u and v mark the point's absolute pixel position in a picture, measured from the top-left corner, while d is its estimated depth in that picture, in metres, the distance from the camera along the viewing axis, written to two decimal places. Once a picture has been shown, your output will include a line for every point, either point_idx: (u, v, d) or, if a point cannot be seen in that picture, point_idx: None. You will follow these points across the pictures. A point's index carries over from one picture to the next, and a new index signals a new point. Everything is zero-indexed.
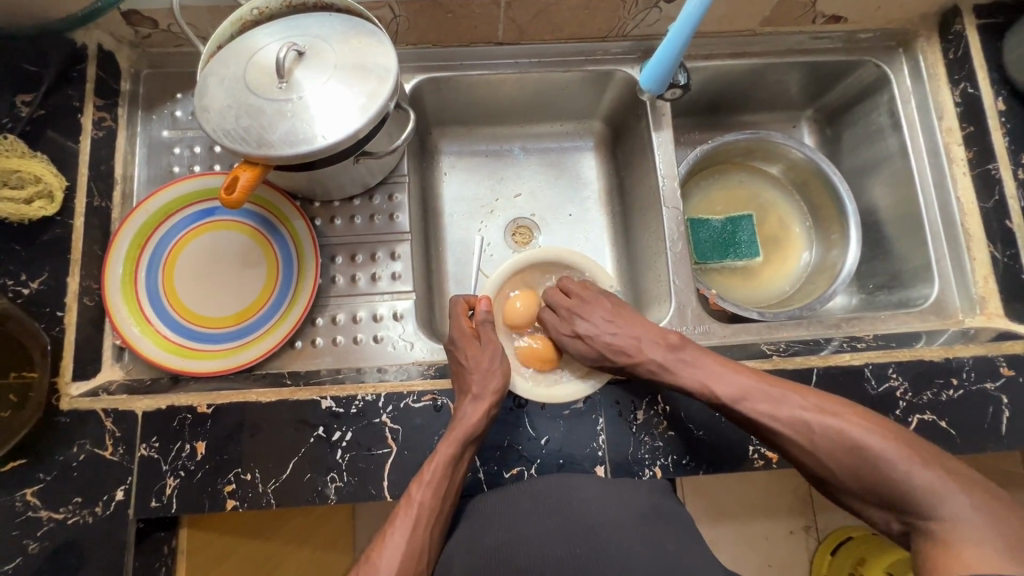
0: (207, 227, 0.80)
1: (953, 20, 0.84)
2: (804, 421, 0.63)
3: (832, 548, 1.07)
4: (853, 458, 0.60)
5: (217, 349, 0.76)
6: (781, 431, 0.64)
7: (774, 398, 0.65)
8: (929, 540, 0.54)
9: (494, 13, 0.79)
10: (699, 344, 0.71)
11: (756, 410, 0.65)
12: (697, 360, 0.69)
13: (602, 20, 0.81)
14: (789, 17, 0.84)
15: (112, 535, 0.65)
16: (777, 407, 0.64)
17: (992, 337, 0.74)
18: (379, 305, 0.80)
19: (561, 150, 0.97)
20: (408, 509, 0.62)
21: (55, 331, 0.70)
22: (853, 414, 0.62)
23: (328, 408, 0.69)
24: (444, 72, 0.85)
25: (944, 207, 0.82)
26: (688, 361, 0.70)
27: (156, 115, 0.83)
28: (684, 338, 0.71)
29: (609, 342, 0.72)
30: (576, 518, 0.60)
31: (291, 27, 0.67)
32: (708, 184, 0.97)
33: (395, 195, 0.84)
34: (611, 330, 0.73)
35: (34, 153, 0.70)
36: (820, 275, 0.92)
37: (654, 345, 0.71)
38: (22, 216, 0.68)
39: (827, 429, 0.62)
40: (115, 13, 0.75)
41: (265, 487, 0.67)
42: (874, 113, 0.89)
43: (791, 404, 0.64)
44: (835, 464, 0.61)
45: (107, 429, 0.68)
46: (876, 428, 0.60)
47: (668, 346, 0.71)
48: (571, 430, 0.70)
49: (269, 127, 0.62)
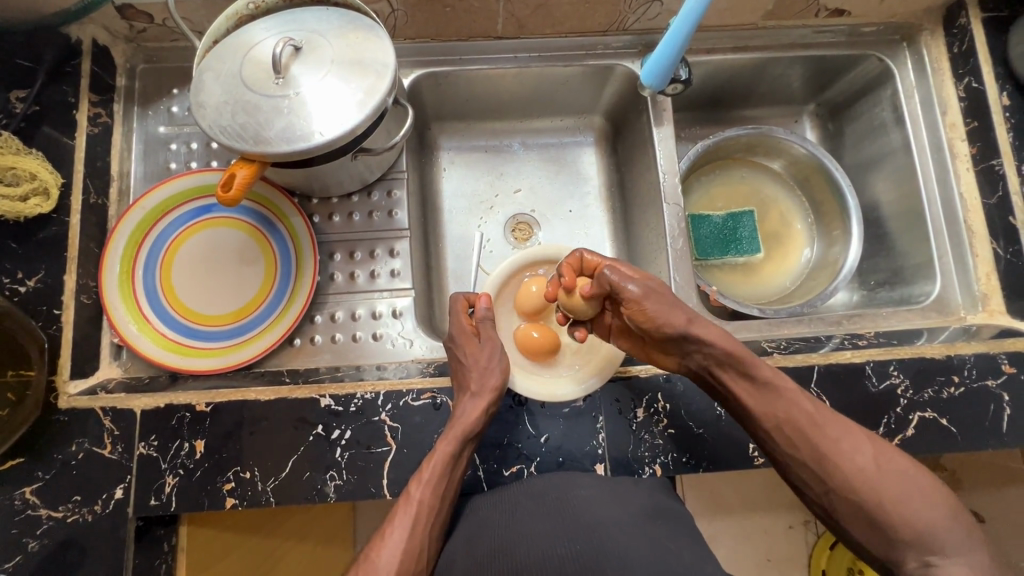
0: (205, 223, 0.79)
1: (958, 14, 0.83)
2: (824, 450, 0.60)
3: (832, 542, 1.06)
4: (869, 483, 0.57)
5: (215, 347, 0.76)
6: (787, 454, 0.62)
7: (801, 421, 0.62)
8: (923, 557, 0.53)
9: (494, 8, 0.78)
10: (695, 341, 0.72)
11: (784, 415, 0.62)
12: (757, 362, 0.64)
13: (603, 14, 0.80)
14: (791, 11, 0.83)
15: (112, 534, 0.65)
16: (810, 426, 0.61)
17: (993, 335, 0.74)
18: (378, 302, 0.80)
19: (561, 146, 0.96)
20: (407, 506, 0.61)
21: (52, 330, 0.70)
22: (867, 439, 0.61)
23: (328, 407, 0.69)
24: (443, 67, 0.84)
25: (946, 203, 0.82)
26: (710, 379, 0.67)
27: (151, 111, 0.83)
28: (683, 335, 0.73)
29: (689, 325, 0.67)
30: (576, 519, 0.59)
31: (288, 22, 0.67)
32: (709, 179, 0.96)
33: (394, 191, 0.84)
34: (688, 313, 0.68)
35: (28, 150, 0.70)
36: (821, 271, 0.91)
37: (729, 337, 0.66)
38: (17, 213, 0.68)
39: (844, 457, 0.59)
40: (109, 7, 0.74)
41: (264, 486, 0.67)
42: (876, 108, 0.89)
43: (819, 424, 0.61)
44: (844, 492, 0.58)
45: (105, 427, 0.67)
46: (887, 457, 0.59)
47: (721, 331, 0.67)
48: (571, 428, 0.70)
49: (266, 124, 0.61)
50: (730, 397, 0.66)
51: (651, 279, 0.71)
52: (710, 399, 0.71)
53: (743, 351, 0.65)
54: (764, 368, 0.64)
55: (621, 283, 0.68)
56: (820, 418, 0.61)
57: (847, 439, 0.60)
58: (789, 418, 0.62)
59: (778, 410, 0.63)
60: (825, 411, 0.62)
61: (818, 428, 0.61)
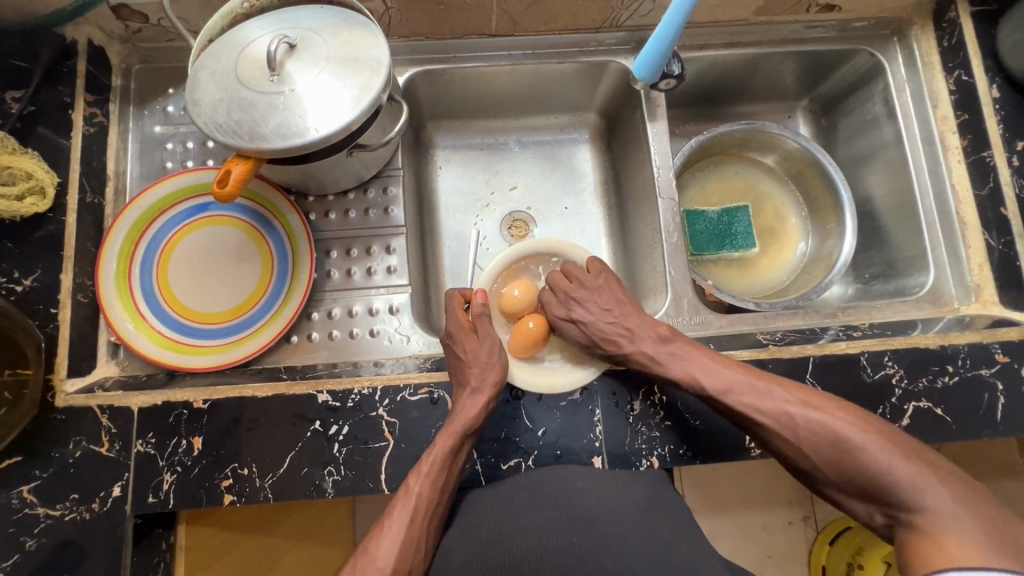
0: (201, 221, 0.79)
1: (947, 8, 0.83)
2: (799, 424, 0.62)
3: (832, 537, 1.08)
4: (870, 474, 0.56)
5: (211, 344, 0.76)
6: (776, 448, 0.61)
7: (763, 396, 0.65)
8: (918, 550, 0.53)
9: (488, 6, 0.79)
10: (678, 336, 0.71)
11: (752, 408, 0.64)
12: (674, 361, 0.69)
13: (596, 10, 0.81)
14: (782, 7, 0.83)
15: (109, 531, 0.65)
16: (762, 399, 0.64)
17: (987, 324, 0.74)
18: (375, 299, 0.80)
19: (557, 143, 0.97)
20: (406, 500, 0.62)
21: (49, 328, 0.70)
22: (834, 407, 0.63)
23: (325, 402, 0.69)
24: (437, 65, 0.85)
25: (938, 195, 0.82)
26: (664, 359, 0.69)
27: (147, 111, 0.83)
28: (676, 335, 0.71)
29: (601, 332, 0.73)
30: (573, 511, 0.59)
31: (282, 20, 0.67)
32: (704, 175, 0.97)
33: (390, 188, 0.84)
34: (629, 327, 0.73)
35: (24, 150, 0.70)
36: (817, 264, 0.92)
37: (649, 343, 0.71)
38: (14, 212, 0.68)
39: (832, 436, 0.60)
40: (104, 7, 0.74)
41: (262, 482, 0.67)
42: (869, 102, 0.89)
43: (775, 397, 0.64)
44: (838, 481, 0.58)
45: (103, 426, 0.67)
46: (861, 426, 0.60)
47: (659, 337, 0.71)
48: (568, 420, 0.70)
49: (260, 120, 0.62)
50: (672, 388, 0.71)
51: (599, 289, 0.77)
52: None
53: (662, 354, 0.70)
54: (687, 364, 0.68)
55: (560, 308, 0.76)
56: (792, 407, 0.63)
57: (817, 418, 0.62)
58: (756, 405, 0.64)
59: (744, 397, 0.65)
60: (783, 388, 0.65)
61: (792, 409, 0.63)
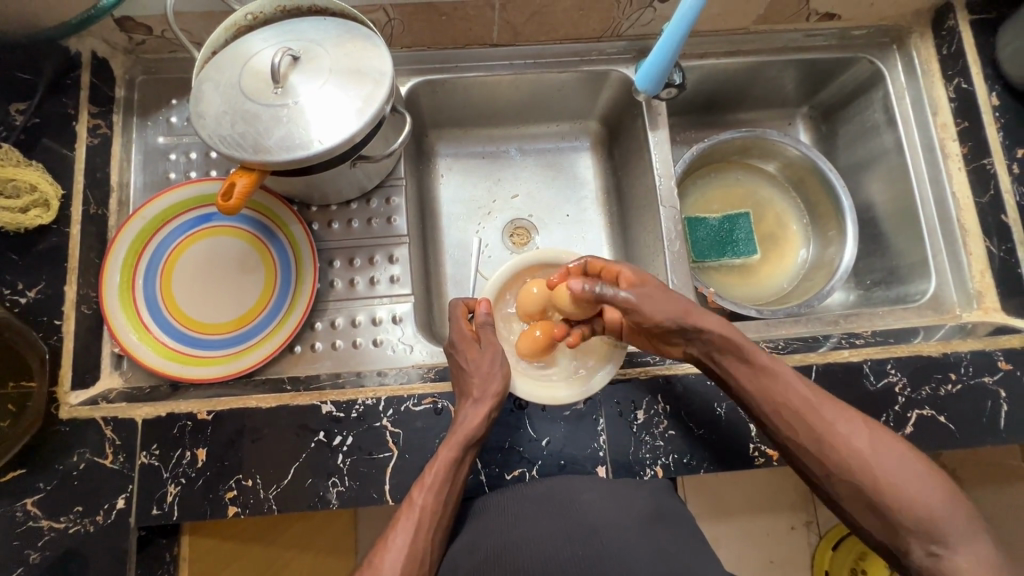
0: (205, 232, 0.80)
1: (945, 16, 0.84)
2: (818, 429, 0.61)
3: (834, 543, 1.07)
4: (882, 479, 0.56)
5: (214, 356, 0.76)
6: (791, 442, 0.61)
7: (790, 393, 0.63)
8: (928, 553, 0.53)
9: (490, 17, 0.79)
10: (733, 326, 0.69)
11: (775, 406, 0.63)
12: (755, 347, 0.66)
13: (597, 21, 0.81)
14: (782, 16, 0.84)
15: (113, 543, 0.65)
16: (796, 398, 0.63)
17: (989, 331, 0.75)
18: (378, 308, 0.80)
19: (558, 150, 0.97)
20: (410, 512, 0.61)
21: (53, 340, 0.70)
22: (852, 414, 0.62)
23: (329, 413, 0.69)
24: (440, 75, 0.85)
25: (939, 202, 0.83)
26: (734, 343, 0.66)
27: (151, 122, 0.83)
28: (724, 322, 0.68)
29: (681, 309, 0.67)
30: (578, 521, 0.59)
31: (285, 32, 0.67)
32: (705, 182, 0.97)
33: (392, 199, 0.85)
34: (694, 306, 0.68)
35: (29, 162, 0.72)
36: (819, 271, 0.92)
37: (726, 325, 0.67)
38: (16, 224, 0.69)
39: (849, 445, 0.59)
40: (108, 20, 0.74)
41: (267, 493, 0.67)
42: (868, 110, 0.90)
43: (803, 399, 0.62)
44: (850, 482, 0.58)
45: (107, 437, 0.67)
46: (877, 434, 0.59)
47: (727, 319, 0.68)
48: (572, 430, 0.71)
49: (265, 133, 0.62)
50: (731, 382, 0.67)
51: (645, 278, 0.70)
52: (711, 400, 0.71)
53: (742, 338, 0.66)
54: (761, 353, 0.65)
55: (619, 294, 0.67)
56: (815, 400, 0.62)
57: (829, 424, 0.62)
58: (786, 402, 0.63)
59: (774, 395, 0.63)
60: (802, 380, 0.64)
61: (815, 410, 0.62)
